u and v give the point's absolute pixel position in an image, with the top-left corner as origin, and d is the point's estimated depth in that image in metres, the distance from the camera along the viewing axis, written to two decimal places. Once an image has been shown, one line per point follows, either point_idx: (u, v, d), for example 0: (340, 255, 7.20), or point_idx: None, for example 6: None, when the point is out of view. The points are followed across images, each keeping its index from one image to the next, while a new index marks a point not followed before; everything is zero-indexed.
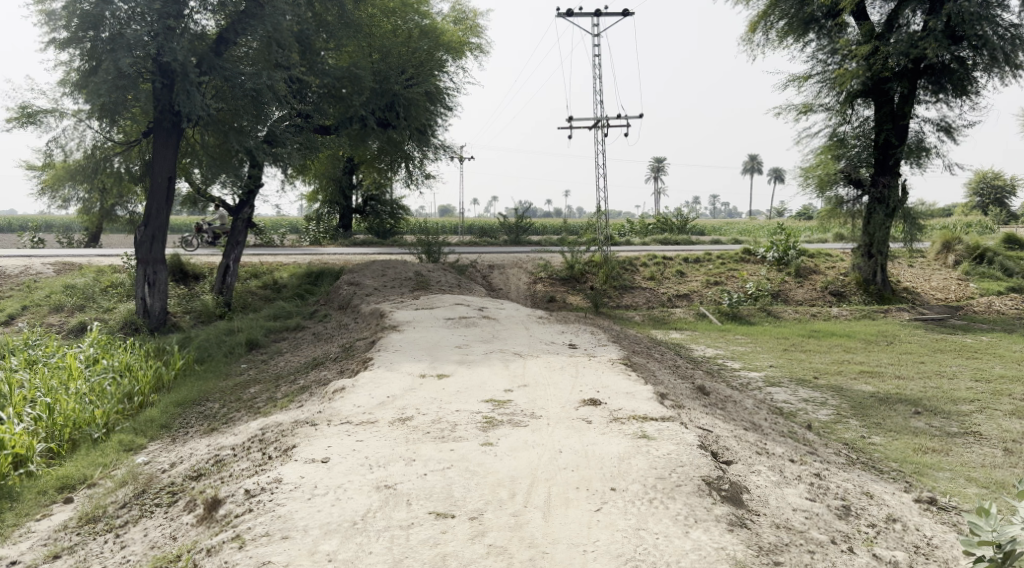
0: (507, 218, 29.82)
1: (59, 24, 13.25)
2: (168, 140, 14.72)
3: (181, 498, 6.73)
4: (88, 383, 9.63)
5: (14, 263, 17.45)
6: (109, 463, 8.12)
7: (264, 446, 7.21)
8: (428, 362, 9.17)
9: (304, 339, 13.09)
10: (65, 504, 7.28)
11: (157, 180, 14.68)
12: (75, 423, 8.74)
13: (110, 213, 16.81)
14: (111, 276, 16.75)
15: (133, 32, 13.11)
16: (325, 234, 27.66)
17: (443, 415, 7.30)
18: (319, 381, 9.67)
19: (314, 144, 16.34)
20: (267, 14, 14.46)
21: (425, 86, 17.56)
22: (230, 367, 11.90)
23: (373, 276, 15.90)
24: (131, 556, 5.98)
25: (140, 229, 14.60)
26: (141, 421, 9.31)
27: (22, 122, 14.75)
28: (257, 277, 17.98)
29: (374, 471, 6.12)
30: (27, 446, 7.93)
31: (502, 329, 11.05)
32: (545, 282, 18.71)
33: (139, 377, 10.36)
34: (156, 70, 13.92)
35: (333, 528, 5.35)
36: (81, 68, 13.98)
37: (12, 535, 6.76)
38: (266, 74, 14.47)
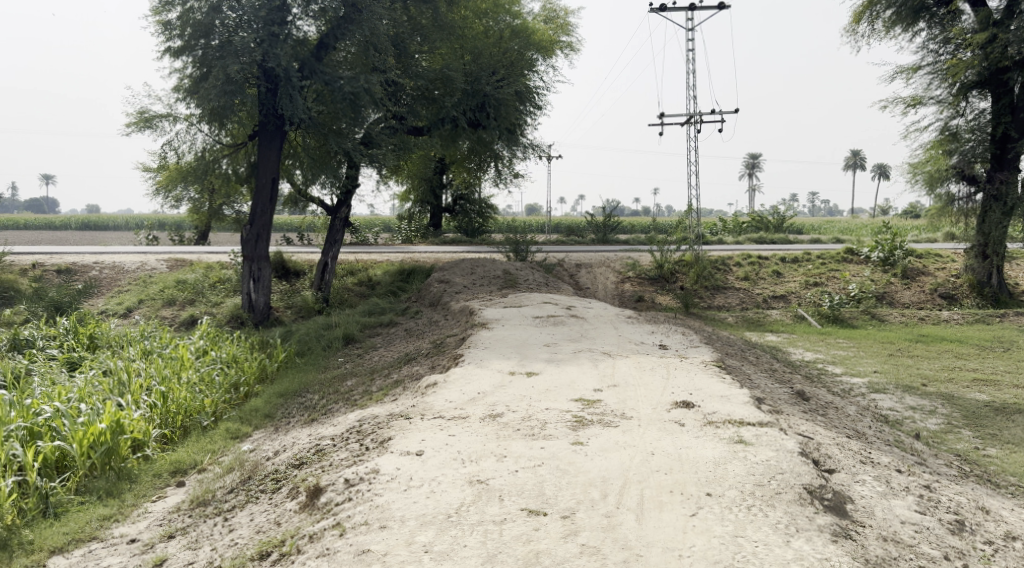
0: (595, 216, 29.69)
1: (174, 33, 14.23)
2: (272, 142, 15.37)
3: (283, 484, 7.01)
4: (198, 373, 10.22)
5: (132, 259, 18.63)
6: (217, 450, 8.58)
7: (361, 438, 7.42)
8: (517, 360, 9.22)
9: (396, 334, 13.40)
10: (178, 488, 7.73)
11: (262, 180, 15.34)
12: (186, 411, 9.26)
13: (218, 212, 17.79)
14: (218, 272, 17.61)
15: (240, 39, 13.69)
16: (416, 234, 28.27)
17: (534, 413, 7.33)
18: (411, 376, 9.89)
19: (407, 145, 16.74)
20: (365, 19, 14.86)
21: (516, 86, 17.63)
22: (328, 359, 12.33)
23: (463, 274, 16.10)
24: (238, 539, 6.26)
25: (246, 228, 15.28)
26: (247, 410, 9.80)
27: (140, 126, 15.69)
28: (353, 274, 18.52)
29: (467, 465, 6.21)
30: (143, 431, 8.45)
31: (591, 328, 11.00)
32: (634, 281, 18.52)
33: (245, 368, 10.93)
34: (262, 75, 14.52)
35: (429, 520, 5.46)
36: (193, 75, 14.79)
37: (131, 514, 7.20)
38: (364, 77, 14.90)
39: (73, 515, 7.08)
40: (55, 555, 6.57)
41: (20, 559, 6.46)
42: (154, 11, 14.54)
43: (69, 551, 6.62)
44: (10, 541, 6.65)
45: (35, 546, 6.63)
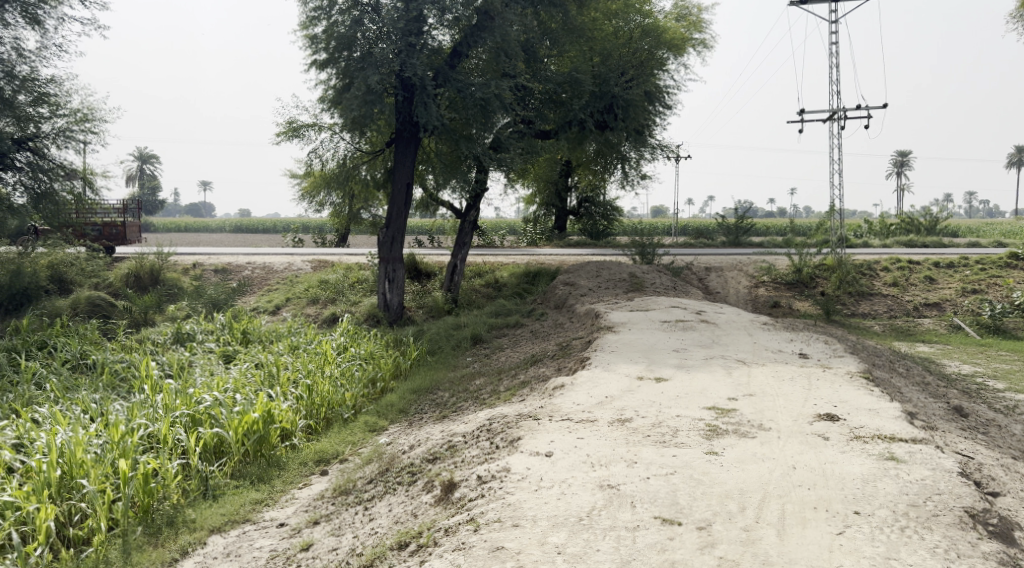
0: (726, 218, 28.83)
1: (320, 47, 15.11)
2: (407, 148, 15.94)
3: (419, 478, 7.25)
4: (339, 368, 10.77)
5: (279, 260, 19.80)
6: (356, 441, 9.02)
7: (491, 436, 7.55)
8: (646, 365, 9.08)
9: (523, 336, 13.52)
10: (322, 476, 8.18)
11: (397, 185, 15.94)
12: (329, 403, 9.76)
13: (356, 216, 18.60)
14: (357, 272, 18.44)
15: (380, 51, 14.28)
16: (541, 236, 28.49)
17: (664, 420, 7.19)
18: (538, 377, 9.98)
19: (535, 149, 16.90)
20: (497, 26, 15.14)
21: (646, 86, 17.41)
22: (457, 359, 12.63)
23: (589, 276, 16.07)
24: (378, 528, 6.51)
25: (382, 231, 15.91)
26: (383, 404, 10.23)
27: (289, 135, 16.68)
28: (482, 276, 18.87)
29: (597, 469, 6.18)
30: (291, 421, 8.98)
31: (724, 335, 10.68)
32: (769, 286, 17.83)
33: (381, 365, 11.39)
34: (399, 85, 15.06)
35: (561, 522, 5.46)
36: (337, 85, 15.57)
37: (281, 499, 7.69)
38: (494, 83, 15.12)
39: (229, 498, 7.60)
40: (214, 534, 7.08)
41: (184, 535, 6.99)
42: (301, 26, 15.42)
43: (226, 531, 7.13)
44: (176, 518, 7.20)
45: (197, 524, 7.16)
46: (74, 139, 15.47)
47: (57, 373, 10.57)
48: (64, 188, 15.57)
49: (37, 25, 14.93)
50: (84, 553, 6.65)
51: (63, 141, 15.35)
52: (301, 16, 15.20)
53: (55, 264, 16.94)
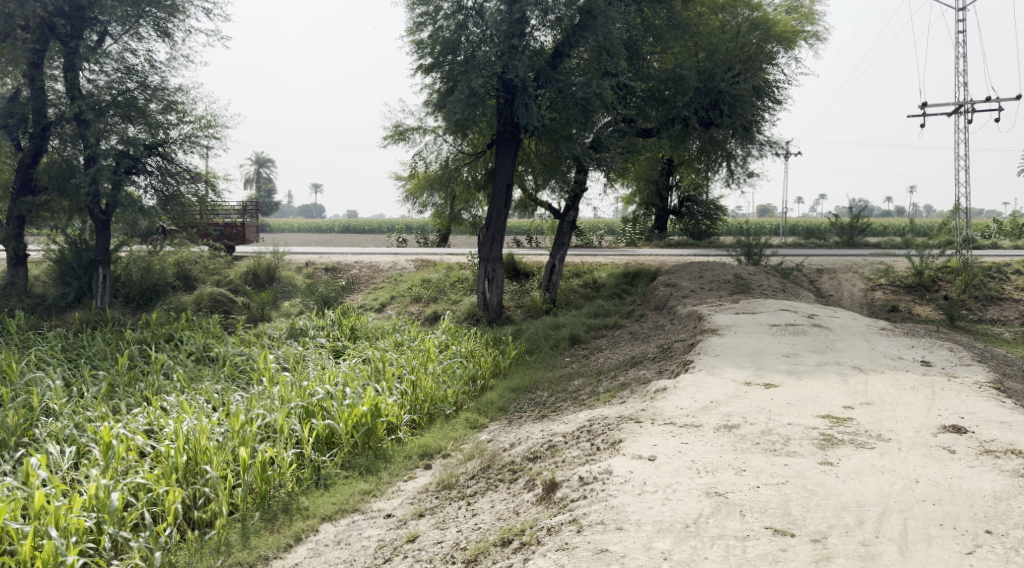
0: (839, 217, 27.63)
1: (426, 52, 15.43)
2: (508, 149, 16.05)
3: (520, 476, 7.29)
4: (442, 365, 10.99)
5: (384, 260, 20.37)
6: (458, 437, 9.17)
7: (592, 437, 7.51)
8: (754, 370, 8.81)
9: (622, 337, 13.37)
10: (426, 470, 8.37)
11: (498, 186, 16.09)
12: (432, 399, 9.98)
13: (457, 216, 18.79)
14: (458, 272, 18.74)
15: (483, 54, 14.45)
16: (641, 237, 28.19)
17: (774, 427, 6.95)
18: (639, 379, 9.83)
19: (636, 148, 16.65)
20: (600, 24, 15.07)
21: (754, 81, 16.89)
22: (556, 359, 12.62)
23: (691, 277, 15.73)
24: (481, 523, 6.59)
25: (482, 231, 16.11)
26: (484, 402, 10.35)
27: (395, 139, 17.14)
28: (580, 276, 18.81)
29: (703, 476, 6.04)
30: (396, 415, 9.23)
31: (839, 339, 10.22)
32: (887, 289, 16.95)
33: (481, 363, 11.54)
34: (501, 87, 15.18)
35: (667, 528, 5.37)
36: (441, 89, 15.88)
37: (388, 490, 7.94)
38: (595, 82, 15.04)
39: (339, 488, 7.89)
40: (325, 522, 7.36)
41: (298, 522, 7.29)
42: (407, 31, 15.82)
43: (336, 519, 7.40)
44: (290, 505, 7.53)
45: (309, 512, 7.46)
46: (199, 144, 16.40)
47: (183, 364, 11.26)
48: (190, 191, 16.54)
49: (167, 37, 15.94)
50: (207, 535, 7.05)
51: (189, 146, 16.30)
52: (408, 22, 15.59)
53: (181, 262, 18.05)
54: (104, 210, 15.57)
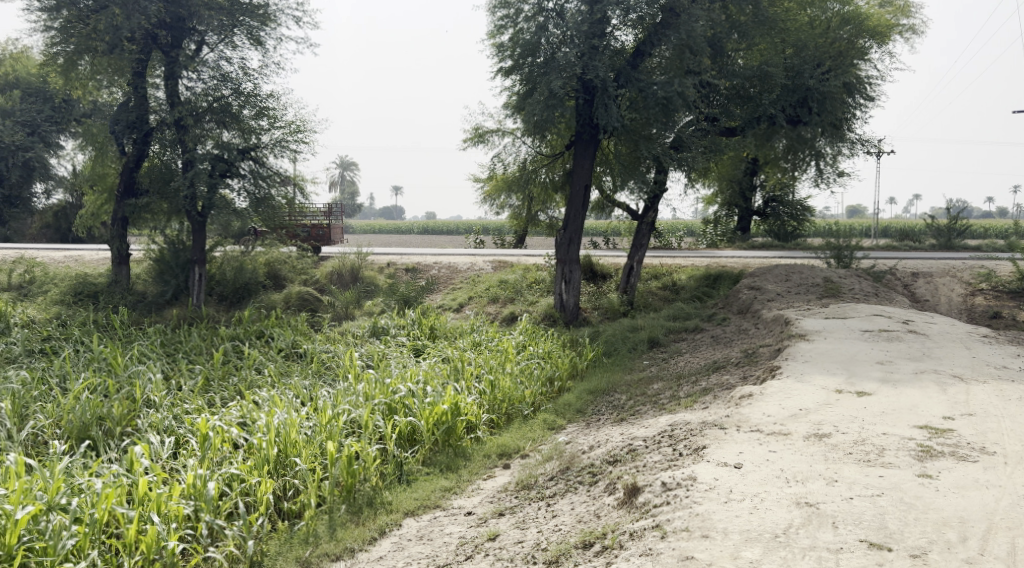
0: (935, 218, 26.42)
1: (506, 54, 15.55)
2: (587, 149, 15.96)
3: (600, 479, 7.24)
4: (520, 365, 11.04)
5: (463, 260, 20.59)
6: (537, 438, 9.19)
7: (674, 442, 7.39)
8: (845, 377, 8.49)
9: (704, 340, 13.11)
10: (505, 469, 8.44)
11: (575, 187, 16.04)
12: (510, 399, 10.03)
13: (534, 217, 18.63)
14: (535, 273, 18.76)
15: (564, 55, 14.44)
16: (723, 238, 27.58)
17: (868, 437, 6.69)
18: (722, 385, 9.61)
19: (718, 147, 16.28)
20: (682, 22, 14.79)
21: (845, 78, 16.30)
22: (635, 361, 12.48)
23: (777, 281, 15.30)
24: (562, 525, 6.58)
25: (560, 232, 16.10)
26: (561, 403, 10.34)
27: (474, 141, 17.30)
28: (659, 278, 18.56)
29: (793, 485, 5.86)
30: (475, 414, 9.32)
31: (937, 347, 9.76)
32: (988, 294, 16.07)
33: (559, 364, 11.53)
34: (581, 87, 15.14)
35: (755, 537, 5.24)
36: (520, 91, 15.95)
37: (468, 488, 8.04)
38: (678, 81, 14.79)
39: (421, 484, 8.02)
40: (408, 517, 7.49)
41: (382, 516, 7.45)
42: (488, 35, 15.97)
43: (419, 514, 7.53)
44: (374, 499, 7.71)
45: (393, 506, 7.61)
46: (288, 148, 16.95)
47: (273, 360, 11.66)
48: (280, 194, 17.14)
49: (259, 45, 16.55)
50: (296, 526, 7.28)
51: (279, 150, 16.88)
52: (489, 25, 15.73)
53: (271, 262, 18.71)
54: (200, 212, 16.26)
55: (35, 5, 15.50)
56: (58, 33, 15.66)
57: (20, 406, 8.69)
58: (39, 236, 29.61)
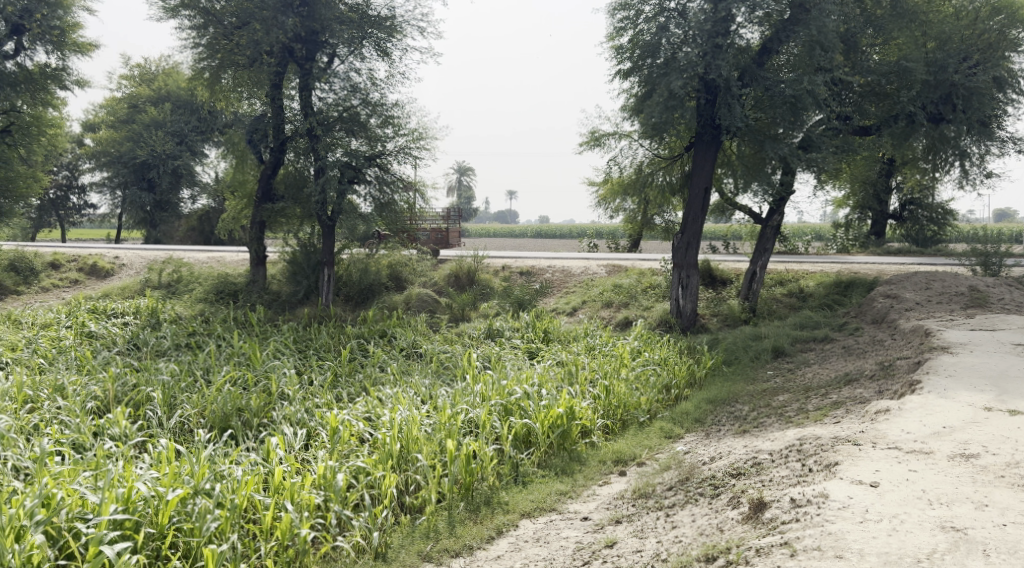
0: None
1: (625, 56, 15.43)
2: (708, 151, 15.56)
3: (723, 492, 7.03)
4: (636, 372, 10.87)
5: (578, 264, 20.54)
6: (654, 446, 9.04)
7: (802, 457, 7.06)
8: (995, 394, 7.87)
9: (833, 351, 12.49)
10: (621, 476, 8.34)
11: (694, 191, 15.70)
12: (626, 405, 9.90)
13: (649, 222, 18.39)
14: (651, 278, 18.47)
15: (685, 55, 14.16)
16: (854, 243, 26.21)
17: (1022, 460, 6.19)
18: (855, 399, 9.11)
19: (851, 147, 15.50)
20: (813, 18, 14.17)
21: (995, 71, 15.15)
22: (757, 371, 12.03)
23: (916, 289, 14.37)
24: (683, 537, 6.43)
25: (678, 236, 15.79)
26: (679, 412, 10.12)
27: (591, 145, 17.24)
28: (784, 285, 17.85)
29: (937, 508, 5.53)
30: (590, 419, 9.25)
31: None
32: None
33: (676, 372, 11.26)
34: (703, 88, 14.80)
35: (895, 561, 4.98)
36: (639, 93, 15.77)
37: (584, 493, 8.01)
38: (807, 78, 14.20)
39: (537, 486, 8.06)
40: (525, 518, 7.55)
41: (499, 516, 7.54)
42: (608, 37, 15.88)
43: (535, 516, 7.57)
44: (492, 499, 7.81)
45: (510, 506, 7.69)
46: (411, 155, 17.48)
47: (395, 359, 12.04)
48: (403, 199, 17.72)
49: (386, 56, 17.15)
50: (417, 520, 7.47)
51: (403, 157, 17.41)
52: (608, 28, 15.65)
53: (393, 265, 19.30)
54: (329, 216, 17.03)
55: (185, 23, 16.71)
56: (205, 49, 16.82)
57: (170, 396, 9.36)
58: (185, 238, 31.83)
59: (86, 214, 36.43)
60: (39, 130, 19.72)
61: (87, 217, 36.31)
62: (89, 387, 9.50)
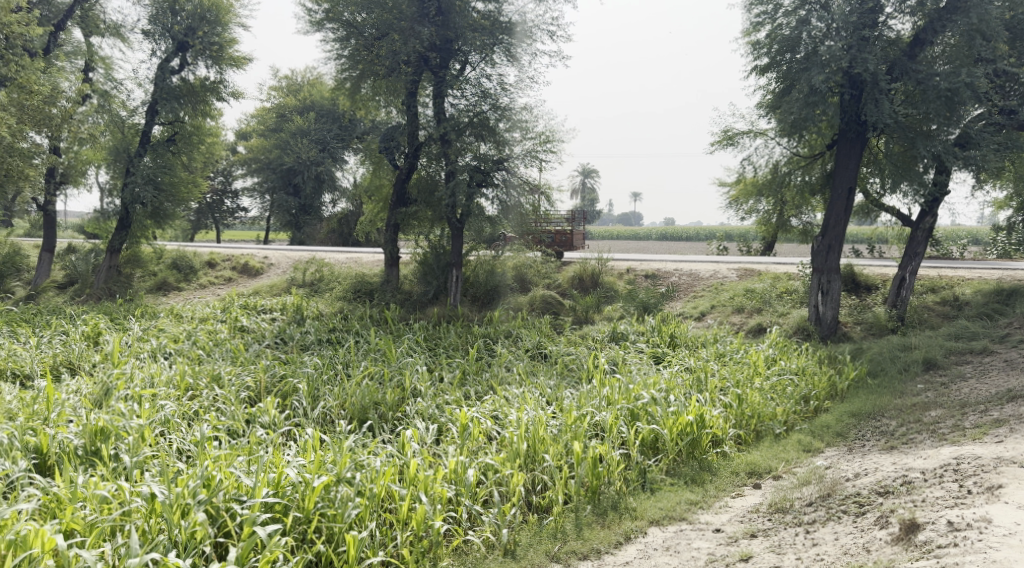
0: None
1: (762, 52, 14.91)
2: (852, 150, 14.75)
3: (869, 511, 6.70)
4: (771, 381, 10.46)
5: (707, 268, 20.01)
6: (791, 459, 8.67)
7: (960, 478, 6.67)
8: None
9: (994, 365, 11.54)
10: (755, 489, 8.07)
11: (836, 191, 14.94)
12: (760, 416, 9.54)
13: (785, 223, 17.45)
14: (786, 283, 17.73)
15: (828, 49, 13.54)
16: (1018, 248, 24.04)
17: None
18: (1020, 417, 8.40)
19: (1015, 143, 14.30)
20: (973, 5, 13.20)
21: None
22: (905, 385, 11.26)
23: None
24: (825, 556, 6.19)
25: (818, 239, 15.10)
26: (818, 425, 9.66)
27: (724, 144, 16.76)
28: (936, 292, 16.66)
29: None
30: (722, 428, 8.98)
31: None
32: None
33: (816, 383, 10.72)
34: (847, 82, 14.08)
35: None
36: (777, 89, 15.18)
37: (715, 504, 7.79)
38: (966, 70, 13.21)
39: (666, 494, 7.92)
40: (653, 526, 7.44)
41: (627, 521, 7.46)
42: (744, 33, 15.40)
43: (664, 525, 7.45)
44: (619, 503, 7.73)
45: (637, 513, 7.59)
46: (538, 158, 17.60)
47: (521, 359, 12.17)
48: (529, 201, 17.88)
49: (515, 61, 17.37)
50: (545, 520, 7.52)
51: (530, 160, 17.57)
52: (745, 23, 15.17)
53: (518, 266, 19.47)
54: (458, 218, 17.46)
55: (330, 36, 17.60)
56: (347, 60, 17.63)
57: (313, 388, 9.89)
58: (326, 240, 33.46)
59: (238, 216, 39.10)
60: (199, 139, 21.34)
61: (239, 219, 38.89)
62: (243, 377, 10.18)
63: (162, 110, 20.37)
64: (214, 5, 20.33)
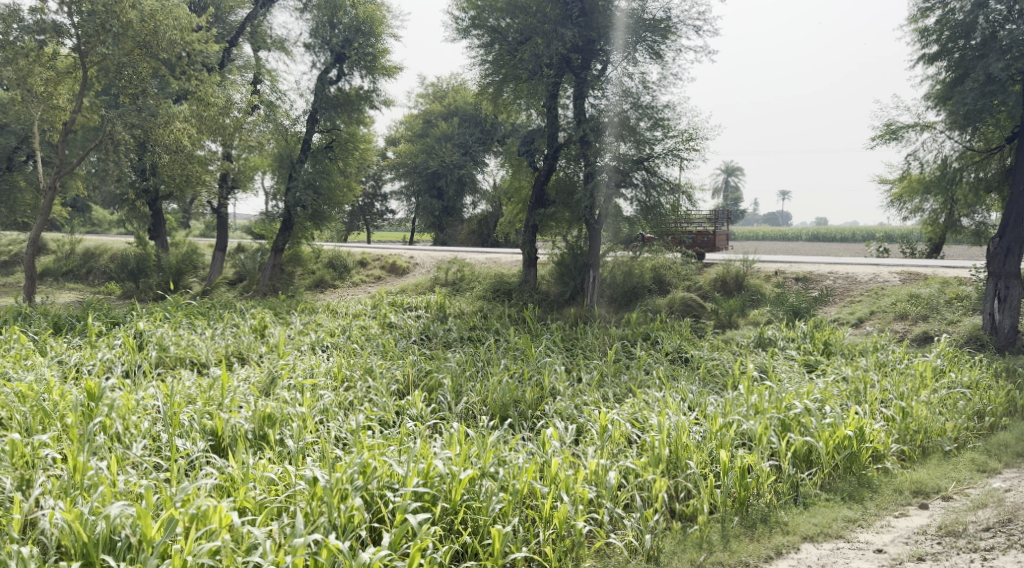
0: None
1: (931, 39, 13.84)
2: None
3: None
4: (939, 394, 9.68)
5: (865, 271, 18.84)
6: (963, 480, 8.02)
7: None
8: None
9: None
10: (922, 509, 7.53)
11: (1017, 189, 13.70)
12: (927, 431, 8.88)
13: (955, 224, 16.18)
14: (956, 288, 16.37)
15: (1009, 33, 12.40)
16: None
17: None
18: None
19: None
20: None
21: None
22: None
23: None
24: None
25: (994, 241, 13.85)
26: (994, 443, 8.86)
27: (886, 139, 15.72)
28: None
29: None
30: (883, 443, 8.43)
31: None
32: None
33: (992, 398, 9.82)
34: None
35: None
36: (947, 79, 14.04)
37: (876, 523, 7.33)
38: None
39: (821, 510, 7.51)
40: (807, 542, 7.08)
41: (779, 536, 7.15)
42: (910, 20, 14.37)
43: (819, 542, 7.08)
44: (770, 517, 7.42)
45: (790, 528, 7.25)
46: (680, 157, 17.19)
47: (662, 362, 11.92)
48: (668, 201, 17.55)
49: (659, 58, 17.08)
50: (690, 529, 7.32)
51: (671, 159, 17.20)
52: (912, 9, 14.16)
53: (658, 267, 19.10)
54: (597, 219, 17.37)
55: (475, 42, 18.02)
56: (491, 65, 17.96)
57: (457, 384, 10.14)
58: (467, 240, 34.30)
59: (386, 218, 40.86)
60: (354, 145, 22.46)
61: (387, 221, 40.63)
62: (393, 371, 10.60)
63: (321, 118, 21.73)
64: (370, 18, 21.31)
